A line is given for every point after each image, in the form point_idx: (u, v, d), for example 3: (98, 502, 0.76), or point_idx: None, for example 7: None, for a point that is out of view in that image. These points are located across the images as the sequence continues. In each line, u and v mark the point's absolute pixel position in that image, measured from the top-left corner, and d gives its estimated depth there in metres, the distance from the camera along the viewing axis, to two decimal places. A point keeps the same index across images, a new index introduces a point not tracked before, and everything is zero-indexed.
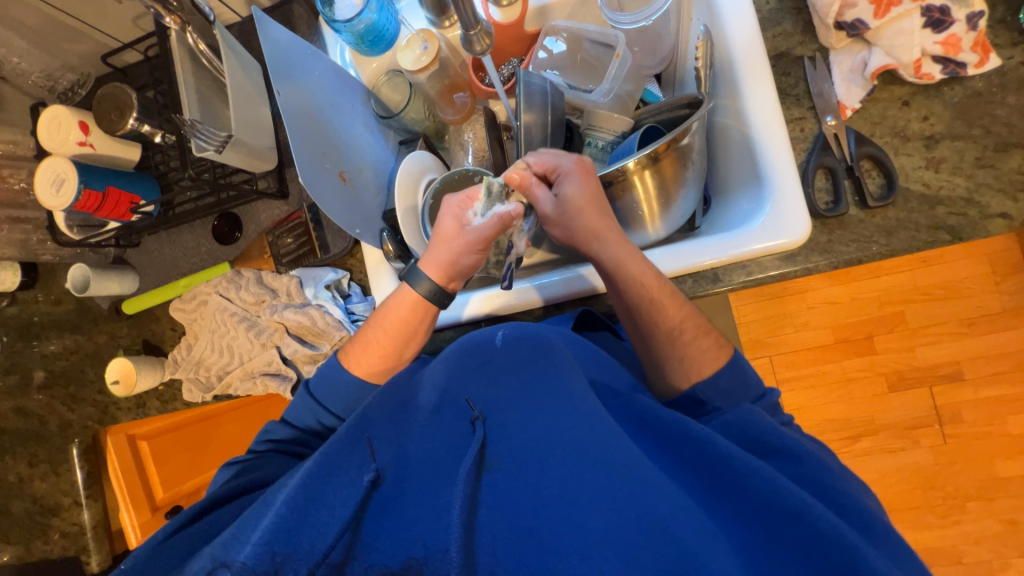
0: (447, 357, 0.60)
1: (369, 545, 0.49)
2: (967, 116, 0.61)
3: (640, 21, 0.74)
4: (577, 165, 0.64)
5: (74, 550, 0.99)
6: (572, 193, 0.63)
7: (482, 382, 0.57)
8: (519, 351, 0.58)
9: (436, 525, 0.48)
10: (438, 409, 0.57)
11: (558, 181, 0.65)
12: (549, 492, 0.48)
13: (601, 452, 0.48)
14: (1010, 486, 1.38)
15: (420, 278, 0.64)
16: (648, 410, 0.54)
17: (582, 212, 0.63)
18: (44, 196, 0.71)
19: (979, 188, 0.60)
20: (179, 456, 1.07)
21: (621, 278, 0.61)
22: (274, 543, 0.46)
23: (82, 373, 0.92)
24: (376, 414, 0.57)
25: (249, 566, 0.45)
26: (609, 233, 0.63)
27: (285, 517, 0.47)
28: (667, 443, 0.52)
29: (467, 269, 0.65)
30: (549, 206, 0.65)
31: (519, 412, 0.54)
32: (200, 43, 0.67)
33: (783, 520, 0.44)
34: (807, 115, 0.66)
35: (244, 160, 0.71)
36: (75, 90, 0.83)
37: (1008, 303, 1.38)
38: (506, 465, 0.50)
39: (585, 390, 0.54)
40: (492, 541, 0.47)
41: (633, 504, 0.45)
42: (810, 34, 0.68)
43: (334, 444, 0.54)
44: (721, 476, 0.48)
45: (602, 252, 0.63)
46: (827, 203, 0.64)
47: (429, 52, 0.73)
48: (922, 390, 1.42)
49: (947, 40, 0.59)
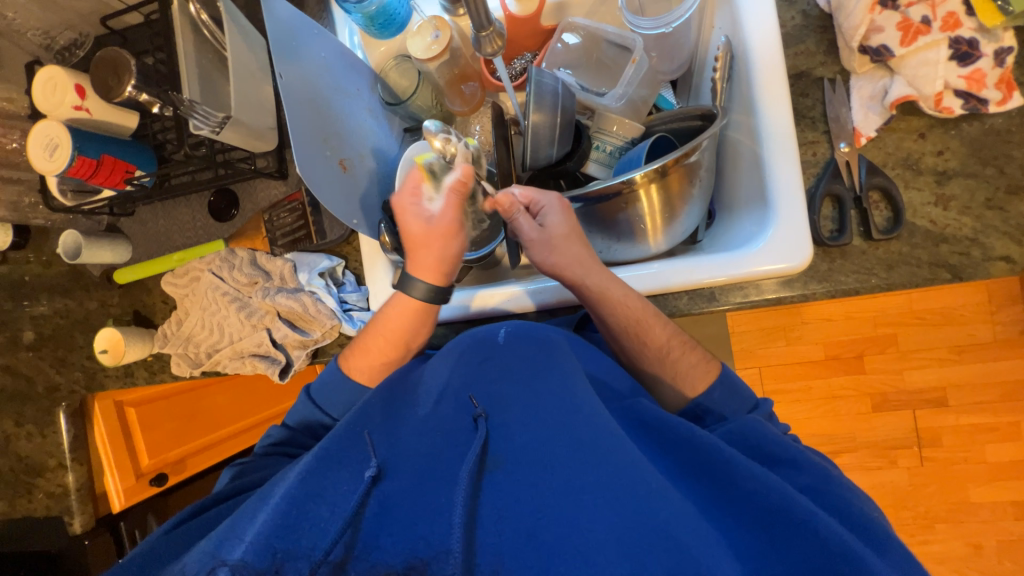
0: (450, 351, 0.63)
1: (371, 544, 0.47)
2: (982, 154, 0.60)
3: (661, 28, 0.71)
4: (559, 201, 0.66)
5: (59, 510, 0.97)
6: (555, 222, 0.65)
7: (485, 379, 0.59)
8: (518, 347, 0.61)
9: (439, 523, 0.47)
10: (441, 400, 0.59)
11: (540, 214, 0.66)
12: (553, 492, 0.47)
13: (604, 450, 0.48)
14: (980, 512, 1.42)
15: (413, 284, 0.64)
16: (651, 414, 0.55)
17: (567, 239, 0.64)
18: (36, 159, 0.70)
19: (986, 229, 0.59)
20: (167, 424, 1.13)
21: (606, 305, 0.63)
22: (273, 539, 0.44)
23: (72, 337, 0.92)
24: (376, 411, 0.59)
25: (248, 566, 0.42)
26: (592, 263, 0.64)
27: (285, 508, 0.46)
28: (667, 445, 0.53)
29: (453, 258, 0.65)
30: (532, 234, 0.65)
31: (520, 408, 0.55)
32: (203, 14, 0.65)
33: (781, 522, 0.44)
34: (821, 139, 0.65)
35: (243, 140, 0.69)
36: (72, 50, 0.80)
37: (1000, 334, 1.38)
38: (507, 465, 0.51)
39: (586, 390, 0.55)
40: (497, 536, 0.46)
41: (638, 508, 0.45)
42: (833, 55, 0.66)
43: (334, 438, 0.55)
44: (722, 481, 0.49)
45: (586, 277, 0.64)
46: (831, 232, 0.64)
47: (440, 41, 0.70)
48: (906, 412, 1.44)
49: (971, 75, 0.58)
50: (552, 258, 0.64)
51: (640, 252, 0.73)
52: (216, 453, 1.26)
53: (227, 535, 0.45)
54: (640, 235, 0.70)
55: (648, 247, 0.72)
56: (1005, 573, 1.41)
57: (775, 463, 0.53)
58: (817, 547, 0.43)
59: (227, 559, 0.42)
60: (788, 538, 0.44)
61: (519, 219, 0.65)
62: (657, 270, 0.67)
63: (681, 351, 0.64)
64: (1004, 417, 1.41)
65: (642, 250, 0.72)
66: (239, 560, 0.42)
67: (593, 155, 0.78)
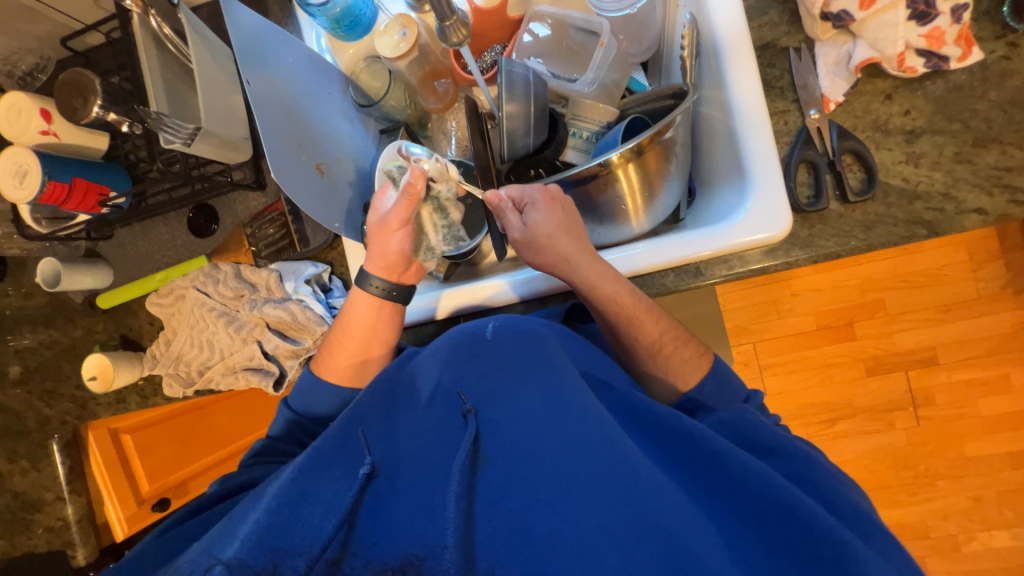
0: (437, 348, 0.62)
1: (366, 543, 0.49)
2: (948, 110, 0.61)
3: (625, 9, 0.73)
4: (543, 195, 0.64)
5: (60, 544, 0.97)
6: (540, 221, 0.63)
7: (474, 375, 0.58)
8: (508, 343, 0.59)
9: (433, 522, 0.48)
10: (432, 401, 0.58)
11: (525, 211, 0.65)
12: (545, 486, 0.48)
13: (595, 442, 0.49)
14: (978, 465, 1.45)
15: (368, 278, 0.66)
16: (642, 406, 0.55)
17: (556, 235, 0.63)
18: (6, 188, 0.69)
19: (957, 183, 0.60)
20: (166, 449, 1.10)
21: (597, 299, 0.64)
22: (266, 536, 0.46)
23: (60, 368, 0.91)
24: (365, 411, 0.58)
25: (242, 562, 0.44)
26: (582, 257, 0.64)
27: (278, 506, 0.48)
28: (661, 437, 0.53)
29: (395, 257, 0.65)
30: (518, 233, 0.64)
31: (512, 405, 0.54)
32: (165, 27, 0.63)
33: (776, 517, 0.46)
34: (791, 108, 0.66)
35: (216, 152, 0.68)
36: (35, 75, 0.79)
37: (983, 290, 1.41)
38: (499, 461, 0.51)
39: (579, 386, 0.54)
40: (491, 534, 0.47)
41: (630, 499, 0.46)
42: (796, 25, 0.67)
43: (327, 439, 0.55)
44: (712, 470, 0.50)
45: (575, 275, 0.64)
46: (808, 198, 0.65)
47: (407, 39, 0.70)
48: (898, 374, 1.46)
49: (931, 33, 0.59)
50: (539, 258, 0.65)
51: (623, 234, 0.73)
52: (218, 473, 1.21)
53: (222, 532, 0.48)
54: (622, 216, 0.70)
55: (631, 228, 0.73)
56: (1007, 523, 1.44)
57: (760, 449, 0.54)
58: (801, 537, 0.44)
59: (222, 557, 0.44)
60: (775, 531, 0.45)
61: (507, 215, 0.65)
62: (640, 250, 0.68)
63: (673, 346, 0.65)
64: (993, 370, 1.44)
65: (625, 231, 0.73)
66: (234, 558, 0.44)
67: (571, 142, 0.78)
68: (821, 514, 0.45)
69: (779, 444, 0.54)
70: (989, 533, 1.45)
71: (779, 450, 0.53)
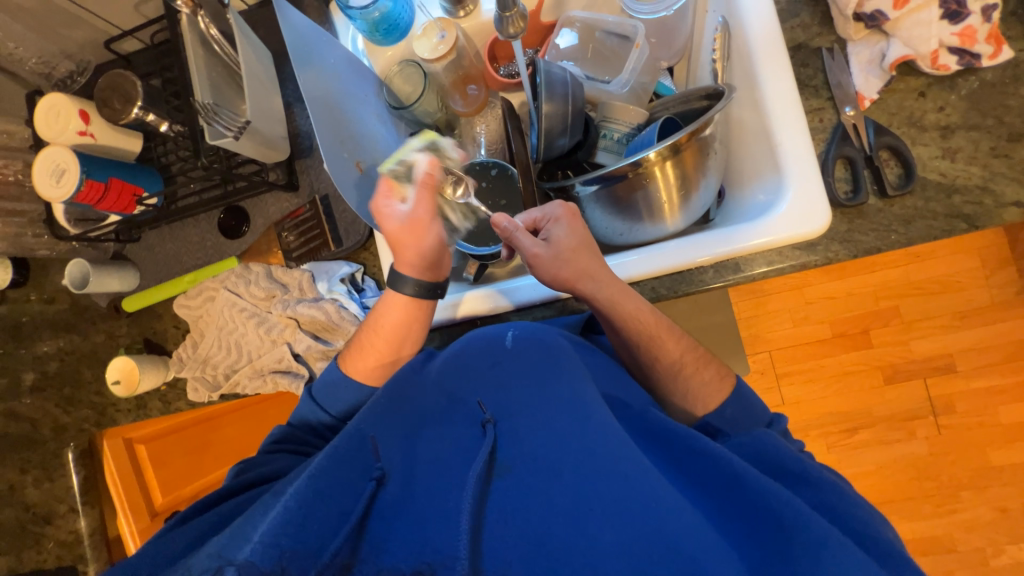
0: (450, 359, 0.61)
1: (377, 548, 0.47)
2: (981, 106, 0.62)
3: (661, 11, 0.73)
4: (565, 210, 0.65)
5: (71, 560, 0.95)
6: (562, 236, 0.63)
7: (493, 385, 0.58)
8: (528, 352, 0.59)
9: (447, 530, 0.47)
10: (449, 412, 0.57)
11: (547, 227, 0.65)
12: (560, 498, 0.47)
13: (612, 456, 0.48)
14: (1003, 474, 1.42)
15: (404, 280, 0.64)
16: (660, 423, 0.54)
17: (577, 251, 0.63)
18: (42, 186, 0.68)
19: (994, 177, 0.61)
20: (178, 460, 1.04)
21: (618, 315, 0.62)
22: (281, 538, 0.43)
23: (79, 374, 0.89)
24: (375, 413, 0.56)
25: (255, 566, 0.40)
26: (602, 273, 0.63)
27: (296, 505, 0.45)
28: (679, 456, 0.52)
29: (441, 251, 0.65)
30: (540, 248, 0.62)
31: (532, 416, 0.53)
32: (213, 27, 0.65)
33: (793, 545, 0.43)
34: (826, 105, 0.67)
35: (259, 150, 0.69)
36: (74, 78, 0.80)
37: (997, 297, 1.41)
38: (517, 470, 0.49)
39: (598, 399, 0.53)
40: (503, 543, 0.45)
41: (647, 518, 0.44)
42: (827, 26, 0.68)
43: (343, 439, 0.52)
44: (733, 493, 0.47)
45: (596, 291, 0.62)
46: (846, 192, 0.65)
47: (447, 41, 0.71)
48: (917, 382, 1.45)
49: (963, 32, 0.60)
50: (561, 273, 0.62)
51: (656, 232, 0.73)
52: None
53: (235, 536, 0.44)
54: (658, 213, 0.70)
55: (665, 226, 0.72)
56: None
57: (784, 476, 0.51)
58: (813, 557, 0.42)
59: (234, 559, 0.41)
60: (797, 558, 0.42)
61: (523, 237, 0.63)
62: (674, 247, 0.67)
63: (694, 367, 0.64)
64: (1012, 377, 1.42)
65: (660, 229, 0.72)
66: (245, 560, 0.40)
67: (602, 143, 0.79)
68: (836, 533, 0.43)
69: (804, 471, 0.51)
70: (1019, 546, 1.41)
71: (800, 475, 0.51)
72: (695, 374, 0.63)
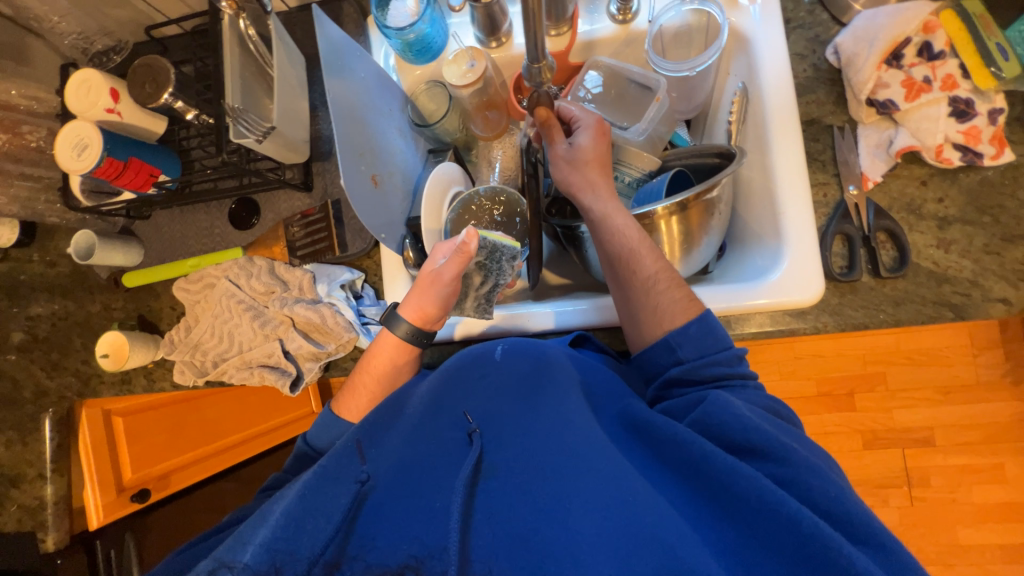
0: (442, 374, 0.61)
1: (367, 544, 0.49)
2: (979, 203, 0.65)
3: (683, 71, 0.74)
4: (595, 123, 0.68)
5: (31, 526, 0.92)
6: (585, 144, 0.67)
7: (480, 394, 0.58)
8: (517, 364, 0.61)
9: (434, 524, 0.48)
10: (438, 412, 0.57)
11: (575, 132, 0.69)
12: (542, 495, 0.47)
13: (591, 455, 0.49)
14: (970, 554, 1.43)
15: (399, 321, 0.65)
16: (640, 415, 0.53)
17: (588, 164, 0.67)
18: (63, 158, 0.70)
19: (984, 273, 0.63)
20: (155, 438, 1.09)
21: (605, 229, 0.64)
22: (276, 544, 0.47)
23: (68, 341, 0.89)
24: (369, 421, 0.59)
25: (250, 568, 0.46)
26: (603, 188, 0.66)
27: (285, 522, 0.48)
28: (656, 446, 0.51)
29: (441, 311, 0.64)
30: (561, 152, 0.68)
31: (518, 423, 0.54)
32: (251, 30, 0.67)
33: (759, 513, 0.43)
34: (831, 181, 0.69)
35: (279, 152, 0.71)
36: (109, 56, 0.82)
37: (983, 376, 1.42)
38: (501, 472, 0.50)
39: (581, 406, 0.55)
40: (489, 537, 0.46)
41: (624, 511, 0.45)
42: (841, 106, 0.71)
43: (330, 457, 0.55)
44: (704, 477, 0.47)
45: (593, 203, 0.66)
46: (841, 268, 0.67)
47: (475, 70, 0.73)
48: (895, 451, 1.46)
49: (969, 131, 0.64)
50: (569, 177, 0.68)
51: None
52: (200, 469, 1.21)
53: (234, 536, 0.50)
54: None
55: None
56: None
57: None
58: (787, 536, 0.42)
59: (235, 561, 0.46)
60: (766, 536, 0.43)
61: (555, 137, 0.67)
62: None
63: (668, 285, 0.60)
64: (989, 459, 1.43)
65: None
66: (243, 563, 0.46)
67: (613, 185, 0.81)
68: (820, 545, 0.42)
69: (769, 445, 0.48)
70: None
71: (769, 451, 0.48)
72: (666, 291, 0.60)
